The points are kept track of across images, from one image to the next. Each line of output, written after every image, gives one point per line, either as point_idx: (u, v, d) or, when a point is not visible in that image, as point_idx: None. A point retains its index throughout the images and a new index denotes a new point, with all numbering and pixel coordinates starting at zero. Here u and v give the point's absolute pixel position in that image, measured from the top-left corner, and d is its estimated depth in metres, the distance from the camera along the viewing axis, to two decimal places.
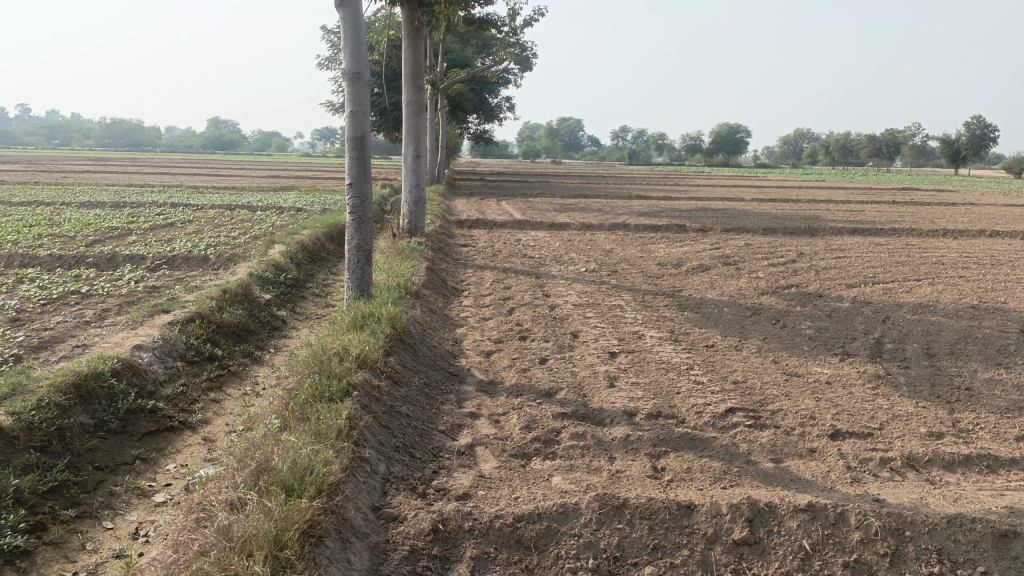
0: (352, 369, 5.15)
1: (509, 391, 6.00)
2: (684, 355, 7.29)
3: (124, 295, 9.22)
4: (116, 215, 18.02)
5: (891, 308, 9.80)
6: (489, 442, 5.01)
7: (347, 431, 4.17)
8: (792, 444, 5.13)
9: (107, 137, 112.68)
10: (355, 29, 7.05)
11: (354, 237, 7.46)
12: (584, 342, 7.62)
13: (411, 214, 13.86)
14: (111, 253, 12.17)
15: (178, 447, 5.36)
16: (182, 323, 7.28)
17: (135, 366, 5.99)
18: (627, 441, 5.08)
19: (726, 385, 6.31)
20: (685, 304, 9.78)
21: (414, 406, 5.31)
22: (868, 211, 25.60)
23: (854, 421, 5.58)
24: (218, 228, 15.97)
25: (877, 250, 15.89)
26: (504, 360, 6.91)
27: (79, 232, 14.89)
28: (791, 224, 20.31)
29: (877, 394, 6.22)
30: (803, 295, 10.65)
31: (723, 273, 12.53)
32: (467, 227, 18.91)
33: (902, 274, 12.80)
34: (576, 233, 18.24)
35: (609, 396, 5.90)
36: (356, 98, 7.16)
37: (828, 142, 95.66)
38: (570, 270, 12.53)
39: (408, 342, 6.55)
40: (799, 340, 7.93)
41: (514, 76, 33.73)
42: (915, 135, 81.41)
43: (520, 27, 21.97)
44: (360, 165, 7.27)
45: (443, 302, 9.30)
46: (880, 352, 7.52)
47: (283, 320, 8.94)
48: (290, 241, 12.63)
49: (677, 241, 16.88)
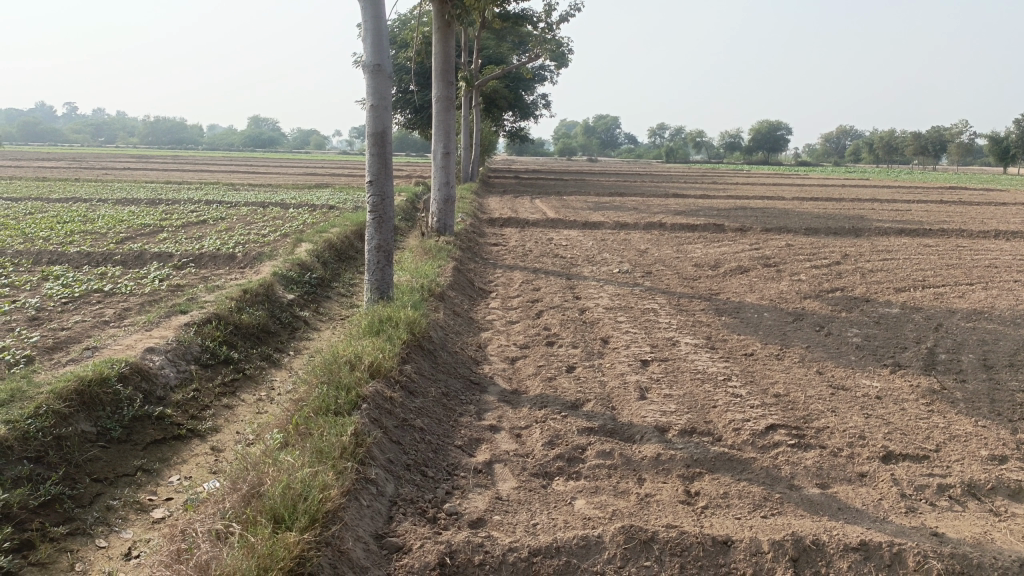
0: (363, 379, 4.84)
1: (533, 402, 5.64)
2: (721, 364, 6.85)
3: (146, 294, 9.07)
4: (150, 212, 18.04)
5: (944, 315, 9.24)
6: (509, 459, 4.67)
7: (351, 449, 3.86)
8: (839, 467, 4.70)
9: (151, 136, 114.89)
10: (376, 19, 6.74)
11: (374, 236, 7.15)
12: (615, 349, 7.23)
13: (441, 212, 13.57)
14: (139, 251, 12.08)
15: (183, 457, 5.11)
16: (198, 324, 7.05)
17: (145, 370, 5.76)
18: (659, 461, 4.69)
19: (766, 399, 5.86)
20: (722, 308, 9.33)
21: (429, 418, 4.99)
22: (916, 211, 24.68)
23: (907, 442, 5.10)
24: (248, 226, 15.85)
25: (926, 252, 15.20)
26: (528, 367, 6.56)
27: (111, 229, 14.87)
28: (834, 224, 19.63)
29: (932, 411, 5.72)
30: (849, 300, 10.14)
31: (762, 276, 12.02)
32: (498, 225, 18.60)
33: (953, 277, 12.19)
34: (611, 232, 17.80)
35: (639, 410, 5.51)
36: (377, 92, 6.86)
37: (871, 139, 93.40)
38: (603, 271, 12.13)
39: (428, 348, 6.22)
40: (845, 349, 7.45)
41: (549, 72, 33.29)
42: (962, 132, 79.00)
43: (556, 23, 21.54)
44: (380, 162, 6.98)
45: (469, 304, 8.99)
46: (934, 363, 7.00)
47: (305, 321, 8.69)
48: (317, 240, 12.41)
49: (714, 240, 16.35)
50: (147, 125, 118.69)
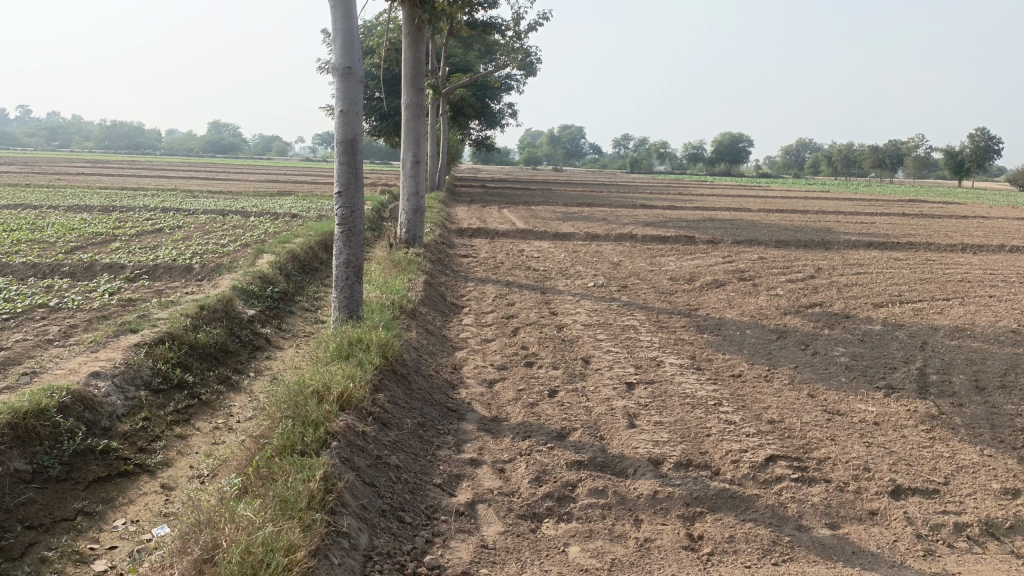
0: (332, 412, 4.37)
1: (515, 432, 5.24)
2: (710, 387, 6.51)
3: (96, 309, 8.48)
4: (103, 220, 17.24)
5: (927, 332, 9.05)
6: (493, 498, 4.27)
7: (320, 497, 3.41)
8: (848, 505, 4.37)
9: (108, 139, 112.59)
10: (347, 18, 6.30)
11: (342, 251, 6.68)
12: (598, 371, 6.87)
13: (410, 222, 13.10)
14: (90, 261, 11.41)
15: (129, 497, 4.60)
16: (150, 345, 6.51)
17: (88, 399, 5.23)
18: (656, 499, 4.31)
19: (762, 426, 5.53)
20: (704, 325, 9.04)
21: (405, 454, 4.56)
22: (881, 223, 24.87)
23: (914, 474, 4.81)
24: (207, 235, 15.22)
25: (897, 266, 15.16)
26: (508, 392, 6.15)
27: (61, 238, 14.10)
28: (804, 237, 19.58)
29: (933, 439, 5.44)
30: (830, 316, 9.93)
31: (739, 290, 11.78)
32: (467, 236, 18.21)
33: (928, 292, 12.09)
34: (582, 243, 17.50)
35: (630, 440, 5.13)
36: (347, 97, 6.41)
37: (830, 153, 95.06)
38: (577, 285, 11.78)
39: (401, 373, 5.79)
40: (834, 369, 7.19)
41: (517, 82, 33.04)
42: (919, 146, 80.72)
43: (524, 32, 21.33)
44: (350, 171, 6.52)
45: (442, 321, 8.56)
46: (927, 385, 6.75)
47: (267, 339, 8.16)
48: (280, 251, 11.87)
49: (687, 253, 16.14)
50: (103, 130, 115.70)
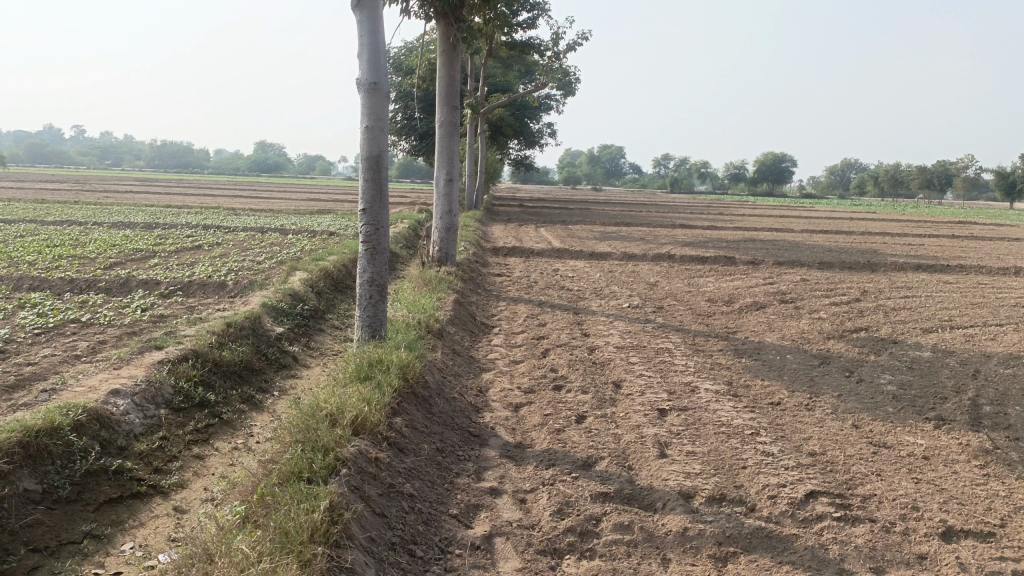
0: (344, 437, 4.20)
1: (539, 460, 5.01)
2: (747, 415, 6.19)
3: (126, 325, 8.49)
4: (144, 236, 17.51)
5: (980, 360, 8.59)
6: (512, 531, 4.04)
7: (323, 529, 3.23)
8: (895, 547, 4.04)
9: (158, 159, 115.61)
10: (373, 33, 6.22)
11: (366, 269, 6.54)
12: (629, 396, 6.60)
13: (443, 240, 12.94)
14: (126, 277, 11.51)
15: (141, 521, 4.47)
16: (173, 362, 6.44)
17: (105, 417, 5.14)
18: (685, 537, 4.04)
19: (802, 459, 5.21)
20: (741, 349, 8.72)
21: (421, 482, 4.37)
22: (929, 245, 24.12)
23: (967, 515, 4.45)
24: (244, 252, 15.31)
25: (947, 289, 14.58)
26: (534, 417, 5.92)
27: (101, 254, 14.31)
28: (849, 258, 19.02)
29: (988, 476, 5.05)
30: (876, 341, 9.50)
31: (780, 313, 11.40)
32: (502, 255, 18.08)
33: (980, 318, 11.56)
34: (618, 263, 17.23)
35: (660, 471, 4.86)
36: (372, 112, 6.32)
37: (875, 174, 93.23)
38: (612, 305, 11.51)
39: (422, 396, 5.61)
40: (880, 398, 6.82)
41: (556, 102, 32.98)
42: (968, 166, 78.67)
43: (563, 51, 21.25)
44: (374, 188, 6.42)
45: (471, 341, 8.38)
46: (980, 417, 6.34)
47: (294, 357, 8.06)
48: (313, 268, 11.84)
49: (727, 274, 15.75)
50: (154, 150, 118.90)
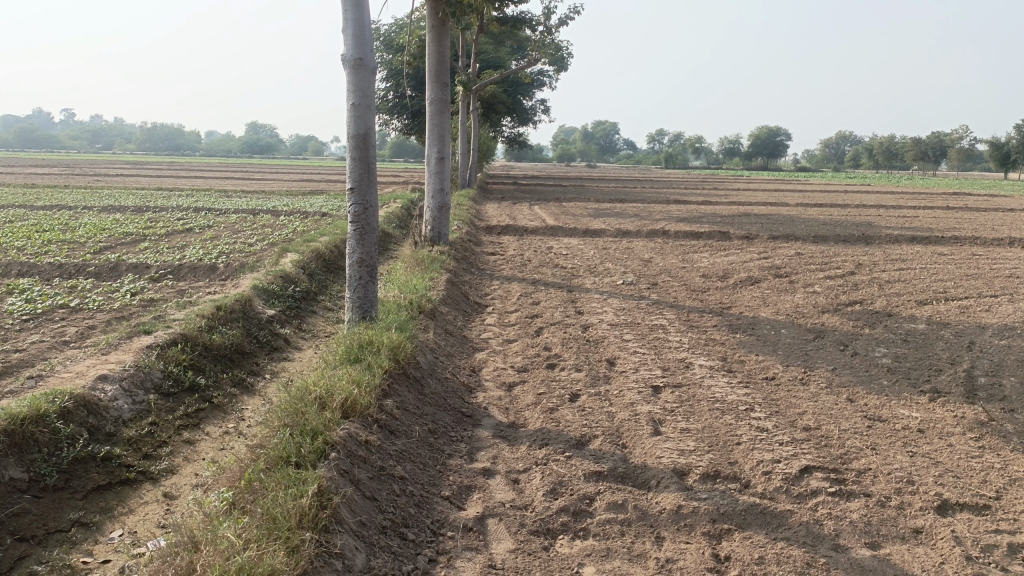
0: (333, 421, 4.15)
1: (532, 439, 4.97)
2: (741, 391, 6.16)
3: (116, 310, 8.41)
4: (135, 220, 17.37)
5: (975, 331, 8.56)
6: (505, 512, 4.00)
7: (311, 515, 3.19)
8: (890, 522, 4.02)
9: (148, 141, 114.73)
10: (357, 7, 6.09)
11: (355, 250, 6.47)
12: (623, 373, 6.55)
13: (435, 220, 12.83)
14: (116, 261, 11.40)
15: (129, 507, 4.43)
16: (162, 347, 6.37)
17: (92, 404, 5.08)
18: (679, 515, 4.00)
19: (796, 434, 5.18)
20: (736, 324, 8.67)
21: (413, 464, 4.33)
22: (923, 217, 24.06)
23: (962, 488, 4.43)
24: (236, 234, 15.19)
25: (941, 261, 14.54)
26: (527, 396, 5.87)
27: (91, 238, 14.18)
28: (843, 232, 18.97)
29: (983, 449, 5.03)
30: (871, 314, 9.47)
31: (775, 287, 11.35)
32: (496, 233, 17.97)
33: (975, 289, 11.52)
34: (613, 240, 17.15)
35: (654, 449, 4.82)
36: (358, 89, 6.21)
37: (870, 146, 92.93)
38: (606, 282, 11.45)
39: (414, 377, 5.56)
40: (875, 372, 6.79)
41: (548, 78, 32.69)
42: (963, 138, 78.46)
43: (555, 26, 21.01)
44: (362, 167, 6.33)
45: (463, 321, 8.32)
46: (975, 389, 6.32)
47: (285, 339, 7.99)
48: (304, 250, 11.74)
49: (721, 249, 15.67)
50: (144, 132, 117.98)
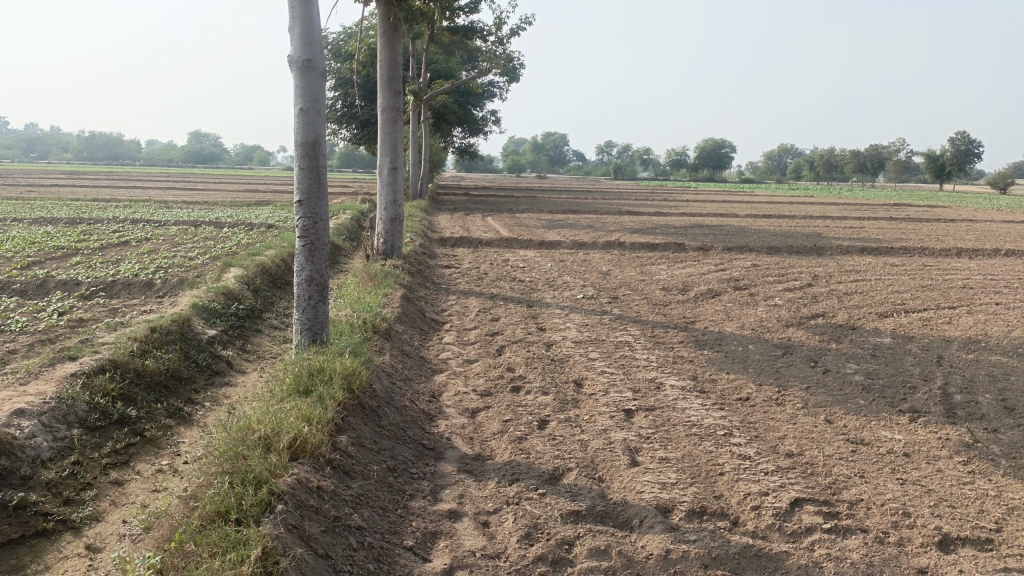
0: (280, 465, 3.69)
1: (501, 474, 4.55)
2: (717, 414, 5.85)
3: (40, 332, 7.71)
4: (67, 233, 16.40)
5: (940, 345, 8.44)
6: (476, 563, 3.58)
7: None
8: (892, 562, 3.72)
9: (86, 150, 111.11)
10: (305, 4, 5.62)
11: (304, 267, 5.98)
12: (592, 396, 6.18)
13: (388, 232, 12.30)
14: (44, 277, 10.61)
15: (46, 565, 3.87)
16: (89, 375, 5.77)
17: (5, 443, 4.48)
18: (668, 561, 3.63)
19: (780, 462, 4.88)
20: (702, 340, 8.39)
21: (371, 510, 3.88)
22: (870, 228, 24.44)
23: (961, 520, 4.16)
24: (176, 248, 14.43)
25: (894, 272, 14.60)
26: (493, 424, 5.45)
27: (18, 253, 13.26)
28: (795, 242, 19.02)
29: (974, 474, 4.80)
30: (835, 328, 9.30)
31: (735, 301, 11.15)
32: (450, 246, 17.53)
33: (932, 300, 11.51)
34: (569, 252, 16.87)
35: (633, 483, 4.45)
36: (307, 93, 5.73)
37: (812, 158, 95.24)
38: (566, 296, 11.11)
39: (369, 407, 5.10)
40: (850, 390, 6.57)
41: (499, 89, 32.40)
42: (899, 151, 80.95)
43: (507, 37, 20.73)
44: (311, 177, 5.85)
45: (420, 340, 7.86)
46: (953, 407, 6.13)
47: (228, 362, 7.42)
48: (249, 264, 11.12)
49: (679, 261, 15.52)
50: (81, 141, 114.27)
